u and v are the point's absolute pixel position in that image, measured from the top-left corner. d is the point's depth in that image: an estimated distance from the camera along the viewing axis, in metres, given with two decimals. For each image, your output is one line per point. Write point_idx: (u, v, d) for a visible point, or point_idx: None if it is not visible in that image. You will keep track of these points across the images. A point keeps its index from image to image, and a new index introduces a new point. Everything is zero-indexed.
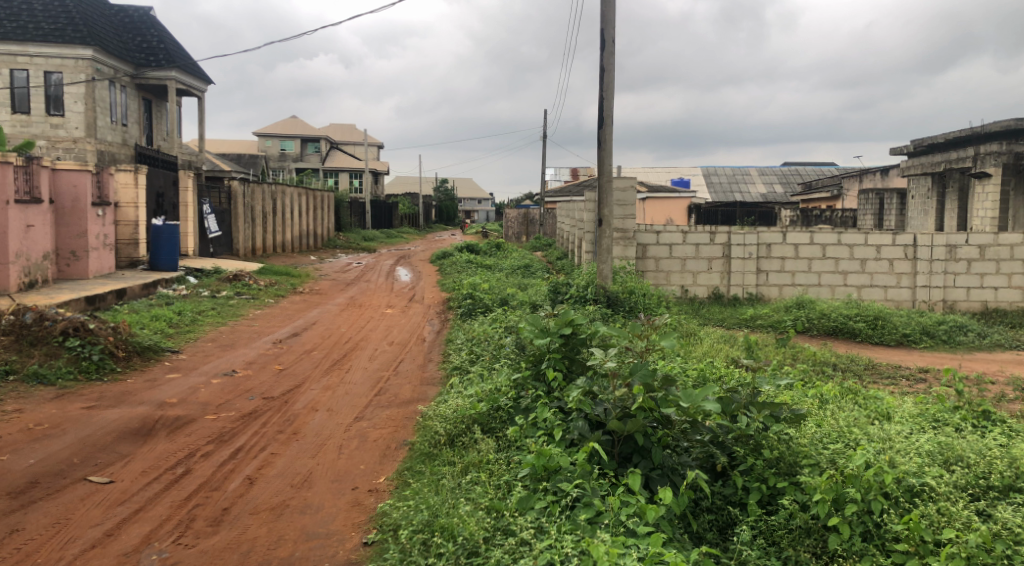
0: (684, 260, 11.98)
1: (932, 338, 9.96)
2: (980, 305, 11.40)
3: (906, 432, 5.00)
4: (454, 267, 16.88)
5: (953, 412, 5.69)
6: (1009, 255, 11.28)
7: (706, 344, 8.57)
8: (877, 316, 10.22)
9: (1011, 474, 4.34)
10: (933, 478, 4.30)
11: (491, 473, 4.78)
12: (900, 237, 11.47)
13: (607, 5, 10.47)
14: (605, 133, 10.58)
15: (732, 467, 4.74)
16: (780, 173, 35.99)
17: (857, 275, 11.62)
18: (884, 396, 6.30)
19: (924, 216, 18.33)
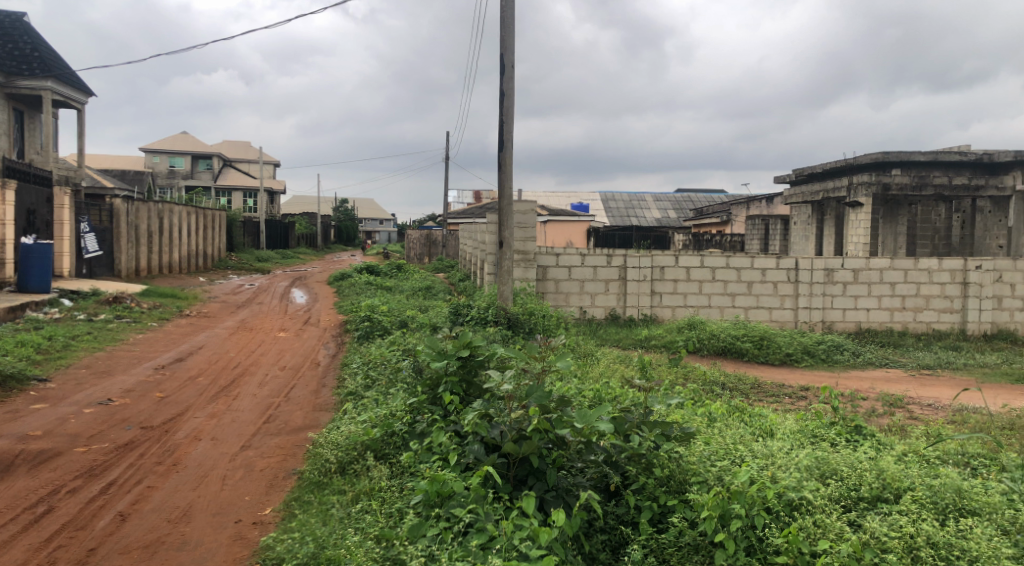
0: (582, 281, 12.22)
1: (812, 357, 10.53)
2: (854, 326, 12.13)
3: (787, 448, 5.23)
4: (352, 288, 16.56)
5: (829, 427, 6.01)
6: (880, 278, 12.07)
7: (602, 365, 8.75)
8: (763, 336, 10.69)
9: (879, 486, 4.60)
10: (811, 491, 4.50)
11: (383, 500, 4.69)
12: (783, 261, 12.09)
13: (505, 32, 10.63)
14: (505, 156, 10.69)
15: (624, 487, 4.83)
16: (673, 199, 37.40)
17: (744, 297, 12.15)
18: (767, 413, 6.59)
19: (805, 241, 19.45)
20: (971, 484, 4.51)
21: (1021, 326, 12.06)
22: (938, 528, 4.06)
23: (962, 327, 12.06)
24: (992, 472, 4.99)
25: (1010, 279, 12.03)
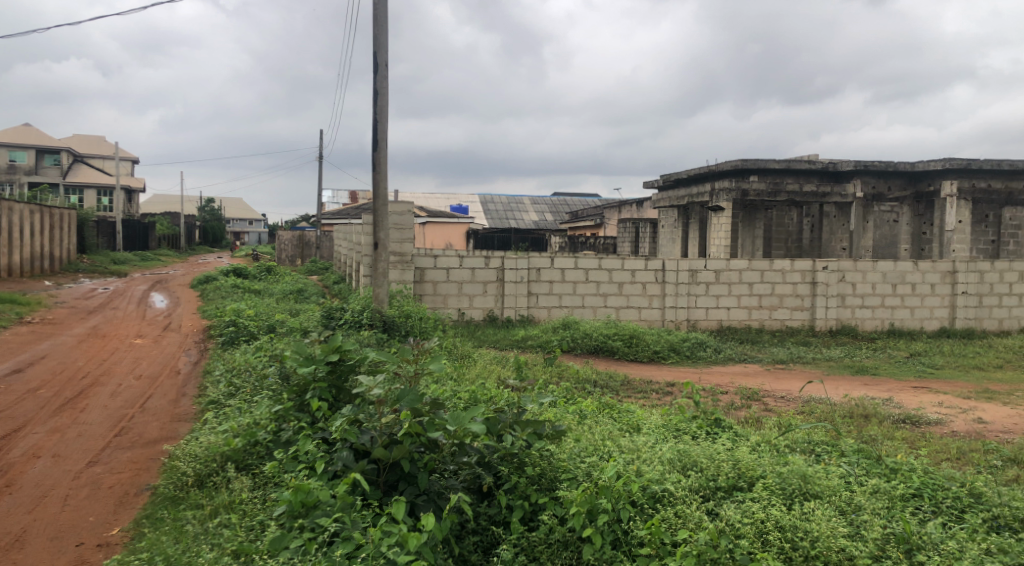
0: (459, 283, 12.21)
1: (677, 354, 11.02)
2: (716, 324, 12.78)
3: (652, 443, 5.41)
4: (218, 292, 15.78)
5: (690, 421, 6.30)
6: (739, 278, 12.79)
7: (478, 366, 8.77)
8: (632, 334, 11.08)
9: (734, 475, 4.83)
10: (672, 483, 4.67)
11: (244, 513, 4.48)
12: (651, 263, 12.58)
13: (379, 30, 10.46)
14: (379, 157, 10.51)
15: (497, 487, 4.83)
16: (550, 203, 38.12)
17: (615, 297, 12.54)
18: (634, 409, 6.82)
19: (672, 243, 20.39)
20: (814, 471, 4.83)
21: (862, 321, 13.08)
22: (785, 512, 4.30)
23: (811, 324, 12.96)
24: (834, 458, 5.39)
25: (853, 279, 13.04)
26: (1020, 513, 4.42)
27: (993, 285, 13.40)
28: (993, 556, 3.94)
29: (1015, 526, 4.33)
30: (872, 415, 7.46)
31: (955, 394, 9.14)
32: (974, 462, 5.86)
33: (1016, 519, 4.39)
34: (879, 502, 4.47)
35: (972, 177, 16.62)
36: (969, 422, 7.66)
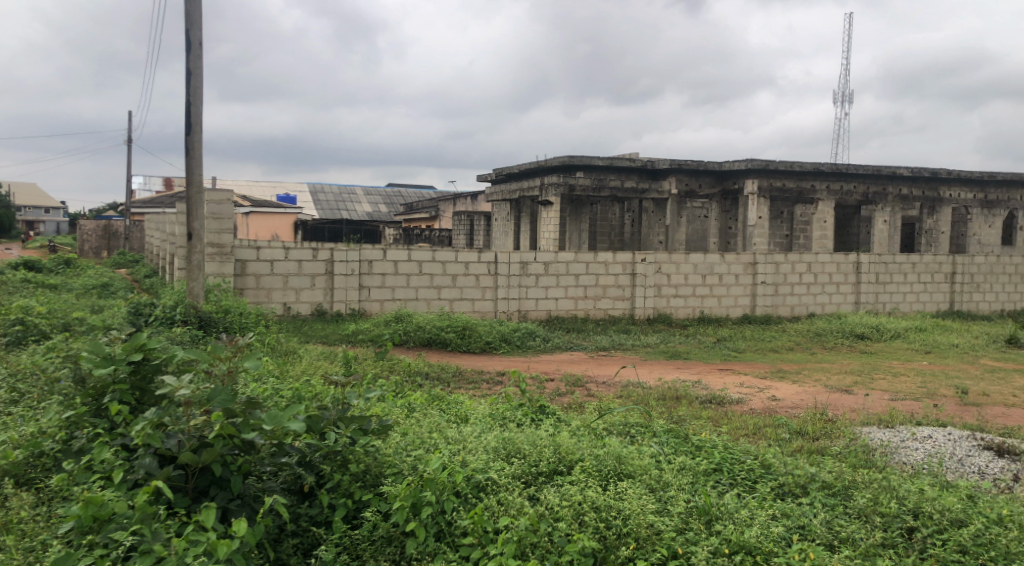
0: (285, 276, 11.70)
1: (509, 344, 11.23)
2: (545, 314, 13.15)
3: (478, 432, 5.44)
4: (4, 287, 14.08)
5: (517, 409, 6.41)
6: (567, 269, 13.23)
7: (304, 362, 8.43)
8: (465, 326, 11.14)
9: (555, 460, 4.95)
10: (496, 471, 4.72)
11: (23, 534, 4.01)
12: (483, 255, 12.71)
13: (192, 6, 9.75)
14: (194, 141, 9.83)
15: (319, 487, 4.66)
16: (383, 194, 37.55)
17: (448, 289, 12.55)
18: (463, 400, 6.83)
19: (505, 236, 20.80)
20: (628, 452, 5.09)
21: (677, 310, 13.98)
22: (599, 493, 4.47)
23: (632, 313, 13.67)
24: (646, 438, 5.70)
25: (669, 270, 13.90)
26: (800, 479, 4.90)
27: (787, 275, 14.78)
28: (779, 520, 4.32)
29: (796, 491, 4.79)
30: (683, 396, 7.99)
31: (754, 375, 10.00)
32: (767, 436, 6.43)
33: (797, 485, 4.87)
34: (684, 478, 4.77)
35: (770, 176, 18.23)
36: (766, 399, 8.41)
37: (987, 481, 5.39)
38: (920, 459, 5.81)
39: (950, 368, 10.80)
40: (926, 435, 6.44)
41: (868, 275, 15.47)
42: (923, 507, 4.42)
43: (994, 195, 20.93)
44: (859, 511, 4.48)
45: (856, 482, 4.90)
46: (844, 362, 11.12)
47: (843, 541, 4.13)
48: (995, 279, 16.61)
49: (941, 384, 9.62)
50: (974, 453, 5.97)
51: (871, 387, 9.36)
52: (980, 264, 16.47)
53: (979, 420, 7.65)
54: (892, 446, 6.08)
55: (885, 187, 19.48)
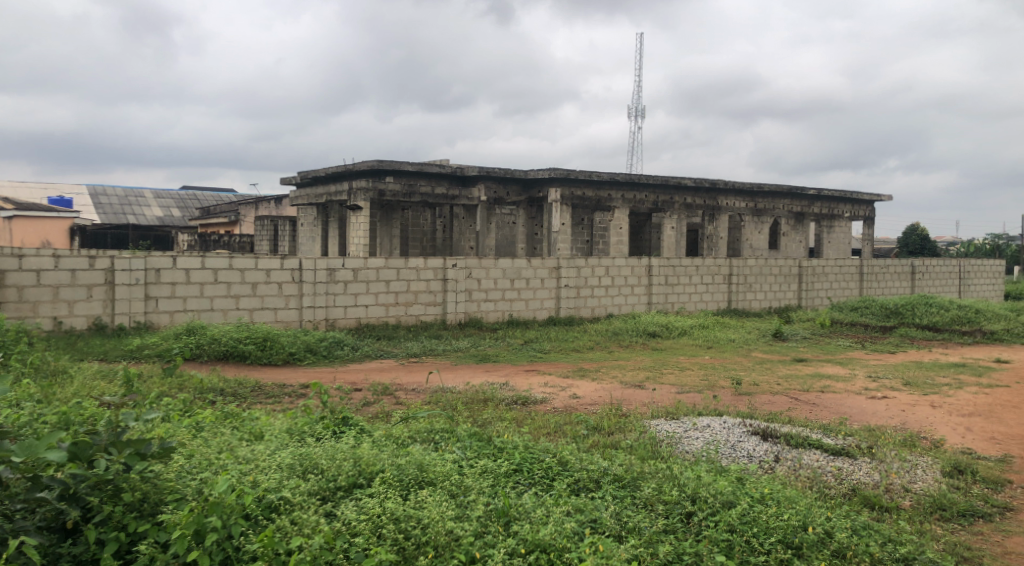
0: (56, 288, 10.50)
1: (314, 355, 10.85)
2: (355, 322, 12.84)
3: (272, 449, 5.16)
4: None
5: (318, 422, 6.15)
6: (376, 276, 13.03)
7: (76, 383, 7.58)
8: (266, 337, 10.60)
9: (355, 473, 4.82)
10: (290, 489, 4.50)
11: None
12: (286, 262, 12.18)
13: None
14: None
15: (86, 521, 4.18)
16: (177, 196, 34.96)
17: (248, 299, 11.88)
18: (259, 416, 6.45)
19: (311, 241, 20.15)
20: (430, 458, 5.07)
21: (486, 314, 14.23)
22: (399, 503, 4.41)
23: (443, 318, 13.71)
24: (450, 444, 5.70)
25: (478, 275, 14.11)
26: (594, 474, 5.14)
27: (587, 278, 15.56)
28: (573, 515, 4.50)
29: (590, 486, 5.01)
30: (489, 399, 8.12)
31: (557, 374, 10.40)
32: (567, 434, 6.69)
33: (591, 480, 5.10)
34: (485, 481, 4.84)
35: (571, 185, 19.09)
36: (567, 398, 8.75)
37: (753, 463, 5.97)
38: (699, 447, 6.32)
39: (728, 361, 11.88)
40: (705, 424, 7.01)
41: (659, 278, 16.67)
42: (701, 492, 4.80)
43: (763, 204, 23.38)
44: (645, 500, 4.78)
45: (644, 473, 5.22)
46: (637, 359, 11.86)
47: (629, 531, 4.38)
48: (765, 279, 18.53)
49: (719, 377, 10.55)
50: (744, 439, 6.60)
51: (660, 382, 10.06)
52: (752, 267, 18.32)
53: (749, 407, 8.48)
54: (676, 437, 6.56)
55: (673, 196, 21.13)
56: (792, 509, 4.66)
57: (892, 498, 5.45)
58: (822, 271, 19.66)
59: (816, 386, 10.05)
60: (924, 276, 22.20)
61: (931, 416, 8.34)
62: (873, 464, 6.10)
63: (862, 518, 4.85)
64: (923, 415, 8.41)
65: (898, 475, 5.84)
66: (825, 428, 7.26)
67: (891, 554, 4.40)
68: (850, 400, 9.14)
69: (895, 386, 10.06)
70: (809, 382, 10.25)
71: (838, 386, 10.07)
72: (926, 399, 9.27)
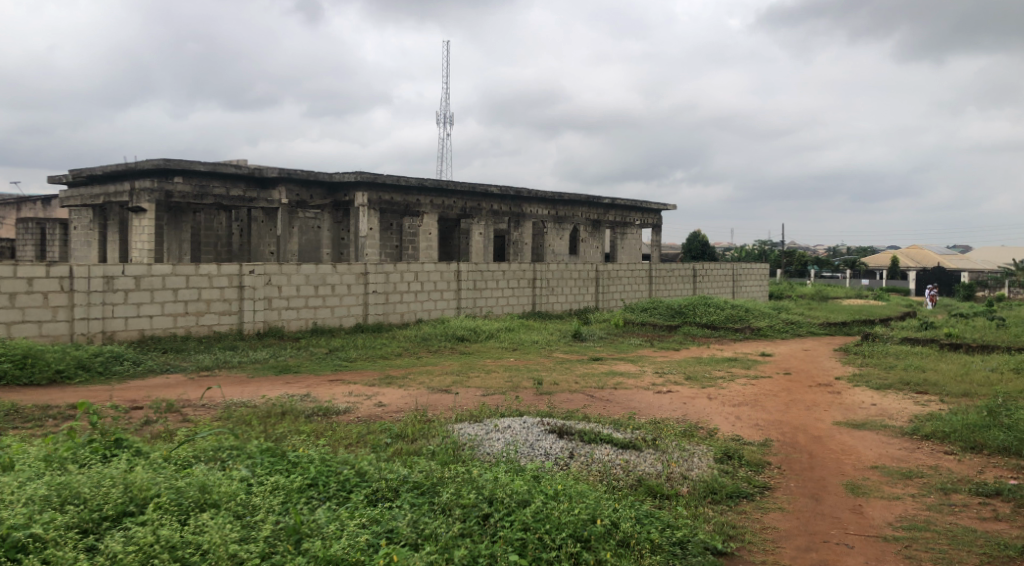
0: None
1: (87, 371, 9.81)
2: (137, 334, 11.77)
3: (23, 481, 4.56)
4: None
5: (84, 446, 5.53)
6: (162, 284, 12.04)
7: None
8: (27, 354, 9.43)
9: (125, 499, 4.38)
10: (42, 525, 4.01)
11: None
12: (54, 269, 10.92)
13: None
14: None
15: None
16: None
17: (6, 311, 10.50)
18: (11, 444, 5.68)
19: (86, 246, 18.27)
20: (213, 479, 4.72)
21: (287, 322, 13.63)
22: (176, 530, 4.08)
23: (240, 328, 12.95)
24: (238, 462, 5.35)
25: (278, 281, 13.49)
26: (393, 483, 5.06)
27: (395, 283, 15.40)
28: (368, 527, 4.40)
29: (389, 495, 4.93)
30: (287, 412, 7.76)
31: (361, 383, 10.16)
32: (368, 444, 6.55)
33: (390, 489, 5.01)
34: (275, 499, 4.60)
35: (378, 190, 18.80)
36: (371, 407, 8.60)
37: (549, 461, 6.19)
38: (499, 448, 6.45)
39: (531, 362, 12.27)
40: (506, 425, 7.16)
41: (466, 283, 16.88)
42: (497, 493, 4.88)
43: (564, 212, 24.47)
44: (443, 505, 4.77)
45: (444, 479, 5.22)
46: (444, 364, 11.91)
47: (425, 538, 4.36)
48: (566, 284, 19.38)
49: (522, 378, 10.86)
50: (542, 438, 6.81)
51: (465, 385, 10.17)
52: (554, 271, 19.07)
53: (548, 406, 8.79)
54: (477, 439, 6.64)
55: (479, 203, 21.52)
56: (582, 503, 4.86)
57: (671, 485, 5.88)
58: (617, 274, 20.92)
59: (609, 383, 10.65)
60: (703, 279, 24.34)
61: (708, 407, 9.13)
62: (657, 455, 6.55)
63: (645, 506, 5.18)
64: (701, 406, 9.18)
65: (678, 464, 6.31)
66: (616, 424, 7.68)
67: (669, 539, 4.75)
68: (640, 396, 9.77)
69: (677, 380, 10.92)
70: (603, 380, 10.83)
71: (629, 383, 10.72)
72: (704, 391, 10.15)
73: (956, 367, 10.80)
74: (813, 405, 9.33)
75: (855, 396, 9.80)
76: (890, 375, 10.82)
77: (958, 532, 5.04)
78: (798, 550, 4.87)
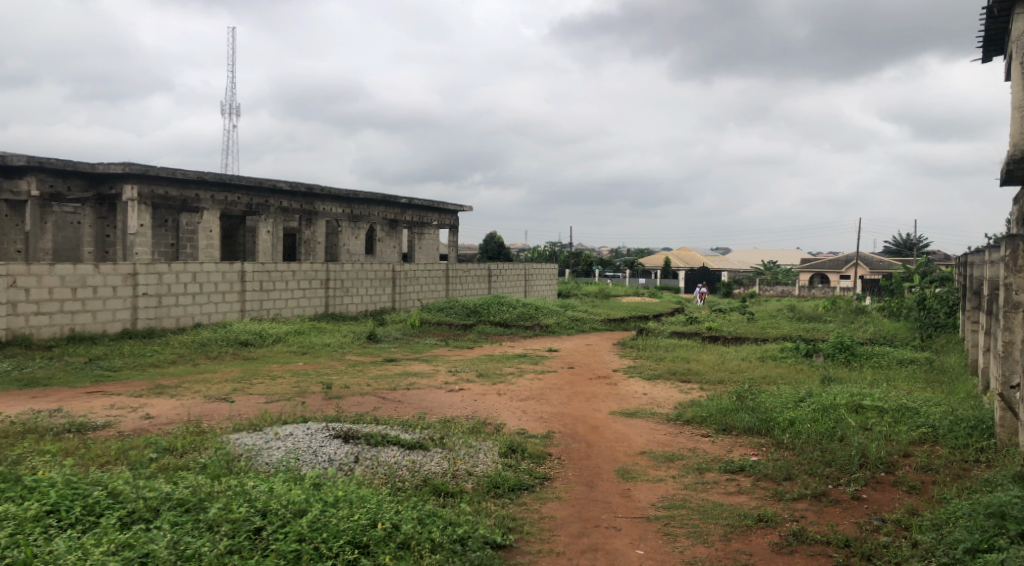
0: None
1: None
2: None
3: None
4: None
5: None
6: None
7: None
8: None
9: None
10: None
11: None
12: None
13: None
14: None
15: None
16: None
17: None
18: None
19: None
20: None
21: (38, 329, 12.11)
22: None
23: None
24: None
25: (26, 284, 11.95)
26: (152, 502, 4.63)
27: (170, 285, 14.22)
28: (119, 554, 4.00)
29: (146, 516, 4.50)
30: (32, 431, 6.86)
31: (127, 394, 9.24)
32: (128, 462, 5.94)
33: (148, 509, 4.57)
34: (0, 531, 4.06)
35: (150, 183, 17.26)
36: (137, 420, 7.85)
37: (332, 468, 5.99)
38: (279, 457, 6.13)
39: (321, 366, 11.88)
40: (287, 433, 6.83)
41: (252, 284, 15.99)
42: (271, 505, 4.62)
43: (359, 211, 23.99)
44: (209, 522, 4.44)
45: (212, 494, 4.85)
46: (225, 370, 11.19)
47: (187, 559, 4.05)
48: (360, 284, 18.97)
49: (311, 382, 10.47)
50: (326, 443, 6.57)
51: (247, 392, 9.61)
52: (349, 271, 18.60)
53: (336, 410, 8.54)
54: (255, 449, 6.27)
55: (267, 200, 20.51)
56: (362, 508, 4.75)
57: (456, 483, 5.93)
58: (413, 274, 20.85)
59: (401, 383, 10.58)
60: (497, 278, 24.97)
61: (496, 404, 9.35)
62: (443, 454, 6.57)
63: (427, 506, 5.16)
64: (490, 403, 9.39)
65: (463, 462, 6.37)
66: (404, 425, 7.62)
67: (449, 537, 4.77)
68: (431, 395, 9.79)
69: (469, 378, 11.09)
70: (395, 381, 10.73)
71: (422, 383, 10.71)
72: (494, 388, 10.39)
73: (715, 357, 11.96)
74: (593, 397, 9.87)
75: (630, 386, 10.53)
76: (661, 367, 11.73)
77: (709, 506, 5.55)
78: (571, 537, 5.10)
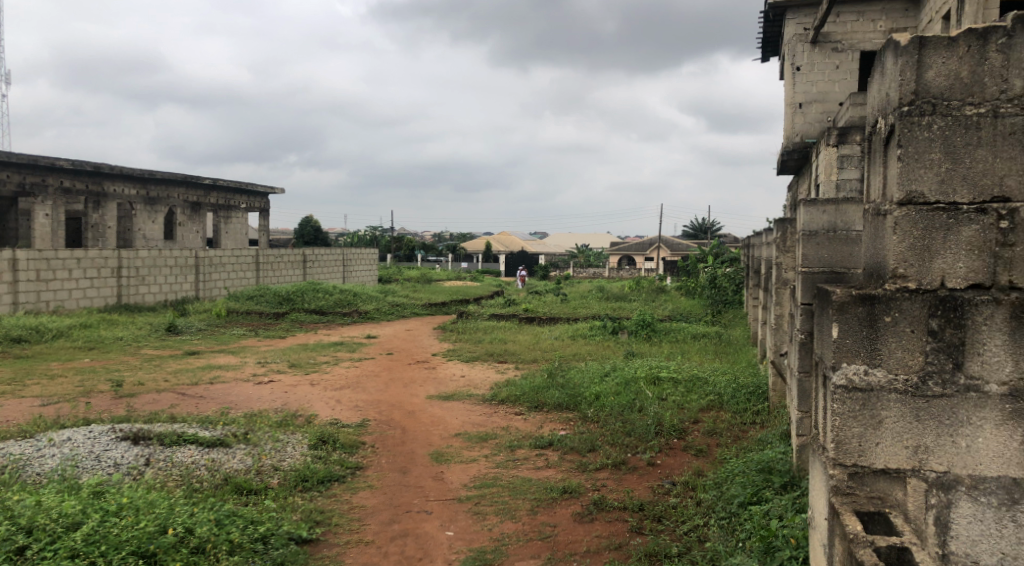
0: None
1: None
2: None
3: None
4: None
5: None
6: None
7: None
8: None
9: None
10: None
11: None
12: None
13: None
14: None
15: None
16: None
17: None
18: None
19: None
20: None
21: None
22: None
23: None
24: None
25: None
26: None
27: None
28: None
29: None
30: None
31: None
32: None
33: None
34: None
35: None
36: None
37: (118, 473, 5.47)
38: (54, 466, 5.52)
39: (111, 362, 10.87)
40: (64, 438, 6.16)
41: (27, 273, 14.30)
42: (38, 521, 4.14)
43: (156, 192, 22.18)
44: None
45: None
46: None
47: None
48: (159, 271, 17.56)
49: (98, 380, 9.55)
50: (111, 447, 6.00)
51: (20, 395, 8.58)
52: (145, 258, 17.15)
53: (126, 410, 7.84)
54: (23, 459, 5.59)
55: (45, 179, 18.41)
56: (149, 515, 4.38)
57: (261, 479, 5.65)
58: (219, 261, 19.61)
59: (204, 377, 9.93)
60: (313, 264, 24.13)
61: (308, 394, 9.03)
62: (247, 450, 6.22)
63: (225, 506, 4.86)
64: (302, 394, 9.05)
65: (269, 457, 6.07)
66: (205, 421, 7.15)
67: (249, 536, 4.52)
68: (237, 389, 9.27)
69: (279, 369, 10.62)
70: (198, 375, 10.05)
71: (228, 376, 10.11)
72: (306, 378, 10.03)
73: (529, 337, 12.32)
74: (410, 382, 9.81)
75: (447, 370, 10.59)
76: (477, 349, 11.90)
77: (518, 483, 5.69)
78: (381, 525, 5.02)
